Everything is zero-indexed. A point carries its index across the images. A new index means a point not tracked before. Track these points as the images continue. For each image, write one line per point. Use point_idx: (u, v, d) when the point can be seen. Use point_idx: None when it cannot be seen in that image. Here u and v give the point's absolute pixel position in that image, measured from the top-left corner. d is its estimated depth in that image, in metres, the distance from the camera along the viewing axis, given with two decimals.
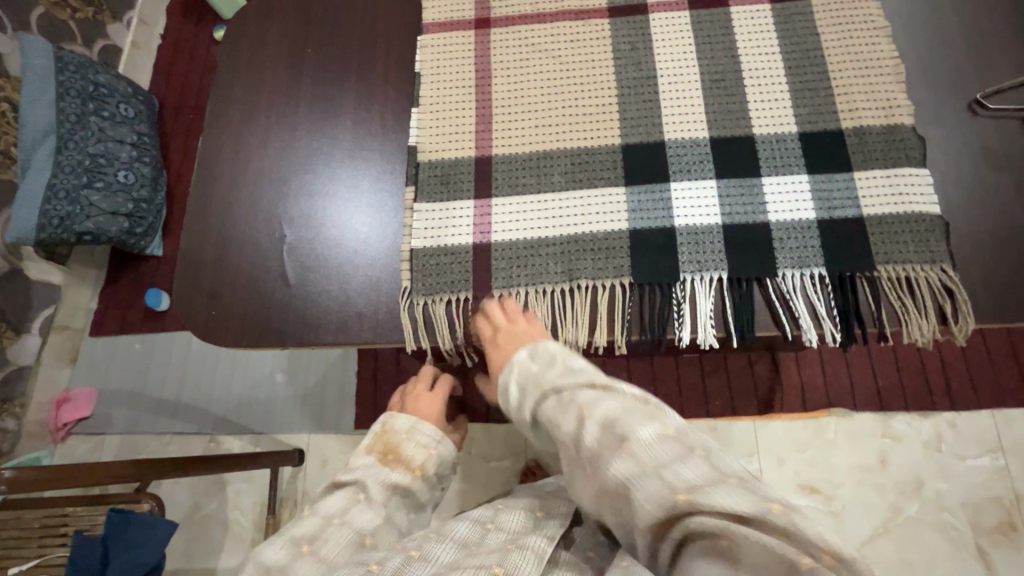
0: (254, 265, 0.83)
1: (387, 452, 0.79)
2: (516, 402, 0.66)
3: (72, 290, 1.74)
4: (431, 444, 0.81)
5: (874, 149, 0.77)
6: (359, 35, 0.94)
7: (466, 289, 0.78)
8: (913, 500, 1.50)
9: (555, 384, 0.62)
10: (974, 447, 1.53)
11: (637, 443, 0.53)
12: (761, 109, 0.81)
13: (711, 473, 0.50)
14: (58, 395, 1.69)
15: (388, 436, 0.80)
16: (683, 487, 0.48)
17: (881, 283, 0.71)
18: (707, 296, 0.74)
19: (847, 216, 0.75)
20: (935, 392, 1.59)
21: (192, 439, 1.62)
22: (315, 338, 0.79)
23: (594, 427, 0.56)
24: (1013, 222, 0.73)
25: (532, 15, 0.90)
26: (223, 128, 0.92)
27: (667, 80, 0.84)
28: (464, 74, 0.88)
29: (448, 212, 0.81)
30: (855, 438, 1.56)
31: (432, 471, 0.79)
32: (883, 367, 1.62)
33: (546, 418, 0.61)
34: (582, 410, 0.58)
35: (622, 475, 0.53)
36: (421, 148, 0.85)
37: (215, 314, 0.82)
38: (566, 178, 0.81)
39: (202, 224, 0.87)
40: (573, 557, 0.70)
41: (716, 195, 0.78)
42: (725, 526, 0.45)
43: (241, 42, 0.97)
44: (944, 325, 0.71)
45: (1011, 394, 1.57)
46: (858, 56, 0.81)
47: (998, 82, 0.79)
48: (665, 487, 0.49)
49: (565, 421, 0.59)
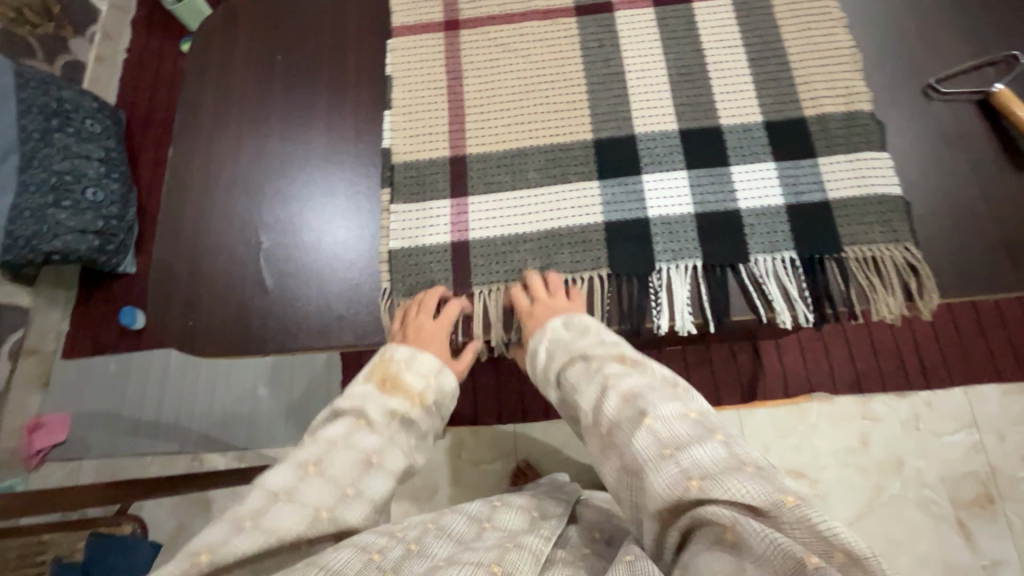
0: (229, 274, 0.82)
1: (386, 381, 0.75)
2: (542, 362, 0.75)
3: (43, 313, 1.69)
4: (431, 373, 0.75)
5: (837, 135, 0.79)
6: (328, 40, 0.93)
7: (446, 287, 0.79)
8: (894, 479, 1.54)
9: (583, 350, 0.72)
10: (949, 424, 1.58)
11: (657, 417, 0.62)
12: (728, 100, 0.83)
13: (724, 455, 0.57)
14: (30, 421, 1.64)
15: (386, 365, 0.75)
16: (698, 474, 0.55)
17: (849, 264, 0.74)
18: (683, 284, 0.75)
19: (814, 200, 0.77)
20: (910, 372, 1.64)
21: (174, 458, 1.58)
22: (295, 344, 0.78)
23: (616, 397, 0.66)
24: (971, 199, 0.76)
25: (500, 14, 0.90)
26: (194, 137, 0.91)
27: (635, 75, 0.85)
28: (435, 75, 0.88)
29: (426, 212, 0.82)
30: (837, 421, 1.60)
31: (432, 400, 0.76)
32: (859, 350, 1.66)
33: (571, 379, 0.71)
34: (605, 379, 0.68)
35: (641, 453, 0.61)
36: (394, 150, 0.85)
37: (191, 324, 0.81)
38: (540, 174, 0.82)
39: (175, 235, 0.86)
40: (569, 554, 0.71)
41: (688, 185, 0.79)
42: (734, 516, 0.51)
43: (209, 50, 0.96)
44: (910, 302, 0.73)
45: (983, 371, 1.62)
46: (817, 46, 0.83)
47: (951, 65, 0.82)
48: (677, 470, 0.57)
49: (588, 389, 0.69)
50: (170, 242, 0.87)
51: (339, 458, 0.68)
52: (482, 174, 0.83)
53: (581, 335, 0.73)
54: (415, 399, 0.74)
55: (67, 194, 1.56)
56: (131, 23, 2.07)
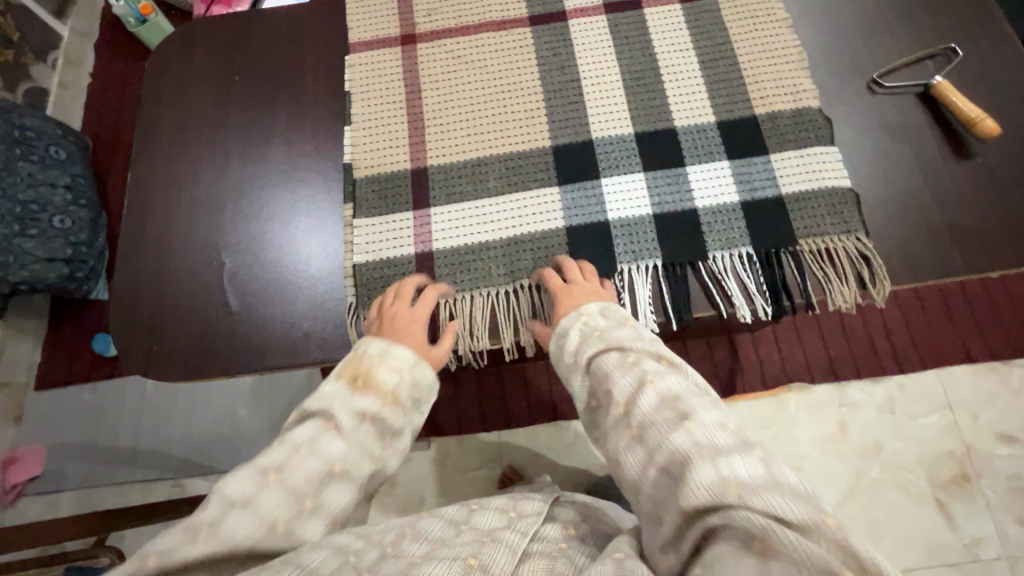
0: (194, 295, 0.82)
1: (356, 376, 0.69)
2: (573, 347, 0.70)
3: (13, 344, 1.65)
4: (406, 367, 0.71)
5: (786, 132, 0.83)
6: (287, 57, 0.94)
7: None
8: (874, 463, 1.57)
9: (621, 342, 0.67)
10: (924, 406, 1.61)
11: (696, 422, 0.57)
12: (680, 103, 0.86)
13: (766, 474, 0.51)
14: (3, 456, 1.60)
15: (359, 358, 0.70)
16: (735, 481, 0.50)
17: (803, 256, 0.77)
18: (645, 284, 0.78)
19: (767, 196, 0.80)
20: (883, 357, 1.67)
21: (154, 485, 1.55)
22: (262, 363, 0.78)
23: (652, 393, 0.61)
24: (915, 187, 0.79)
25: (457, 28, 0.94)
26: (153, 160, 0.90)
27: (590, 82, 0.89)
28: (395, 90, 0.91)
29: (392, 225, 0.84)
30: (815, 410, 1.63)
31: (405, 397, 0.70)
32: (833, 337, 1.70)
33: (606, 369, 0.65)
34: (643, 374, 0.63)
35: (672, 447, 0.56)
36: (357, 165, 0.87)
37: (157, 349, 0.80)
38: (500, 183, 0.85)
39: (138, 259, 0.85)
40: (546, 547, 0.73)
41: (646, 188, 0.82)
42: (764, 522, 0.47)
43: (166, 71, 0.96)
44: (864, 291, 0.76)
45: (953, 352, 1.66)
46: (763, 48, 0.87)
47: (891, 61, 0.85)
48: (701, 464, 0.53)
49: (621, 380, 0.64)
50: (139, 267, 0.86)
51: (314, 446, 0.62)
52: (445, 186, 0.85)
53: (618, 326, 0.70)
54: (387, 399, 0.69)
55: (35, 222, 1.54)
56: (93, 47, 2.05)
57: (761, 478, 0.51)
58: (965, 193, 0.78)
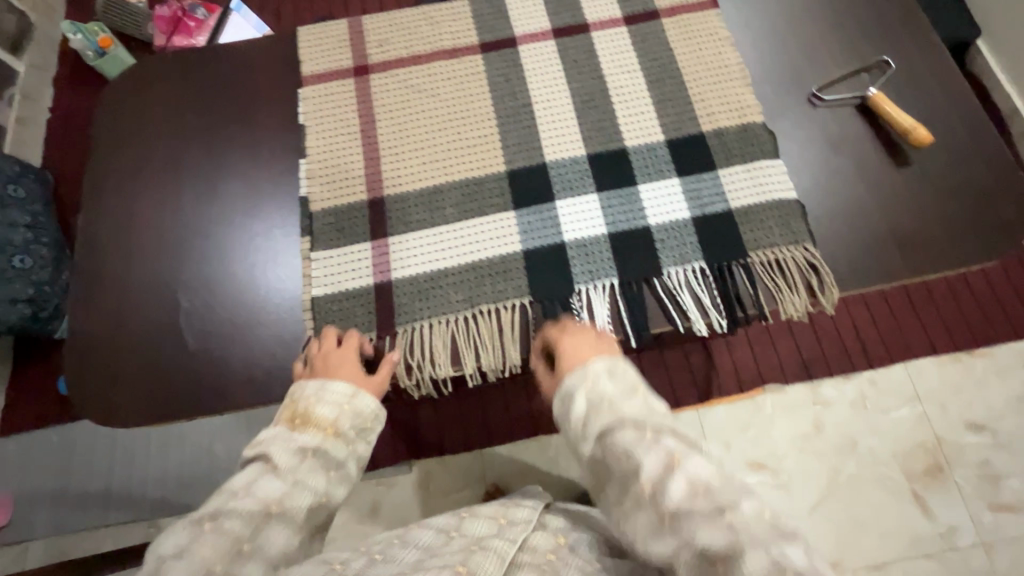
0: (151, 338, 0.82)
1: (296, 418, 0.71)
2: (581, 423, 0.69)
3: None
4: (345, 399, 0.73)
5: (734, 147, 0.86)
6: (241, 92, 0.95)
7: (371, 331, 0.82)
8: (850, 459, 1.60)
9: (634, 417, 0.66)
10: (894, 400, 1.65)
11: (736, 515, 0.58)
12: (631, 123, 0.90)
13: (808, 560, 0.55)
14: None
15: (296, 402, 0.72)
16: (790, 569, 0.54)
17: (755, 268, 0.80)
18: (603, 302, 0.80)
19: (717, 210, 0.83)
20: (853, 354, 1.71)
21: (129, 527, 1.52)
22: (223, 403, 0.78)
23: (682, 481, 0.60)
24: (857, 198, 0.82)
25: (407, 58, 0.97)
26: (107, 201, 0.90)
27: (541, 106, 0.92)
28: (349, 120, 0.93)
29: (349, 257, 0.85)
30: (790, 410, 1.65)
31: (348, 427, 0.73)
32: (804, 338, 1.73)
33: (624, 446, 0.64)
34: (672, 457, 0.62)
35: (698, 523, 0.58)
36: (312, 199, 0.87)
37: (115, 396, 0.79)
38: (457, 210, 0.87)
39: (94, 304, 0.84)
40: (534, 559, 0.75)
41: (600, 207, 0.85)
42: None
43: (119, 110, 0.96)
44: (814, 298, 0.79)
45: (920, 345, 1.70)
46: (707, 68, 0.91)
47: (829, 75, 0.89)
48: (765, 556, 0.55)
49: (648, 458, 0.63)
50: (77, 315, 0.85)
51: (258, 485, 0.65)
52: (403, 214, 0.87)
53: (628, 396, 0.68)
54: (327, 432, 0.71)
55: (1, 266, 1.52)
56: (52, 82, 2.02)
57: (811, 569, 0.55)
58: (903, 201, 0.81)
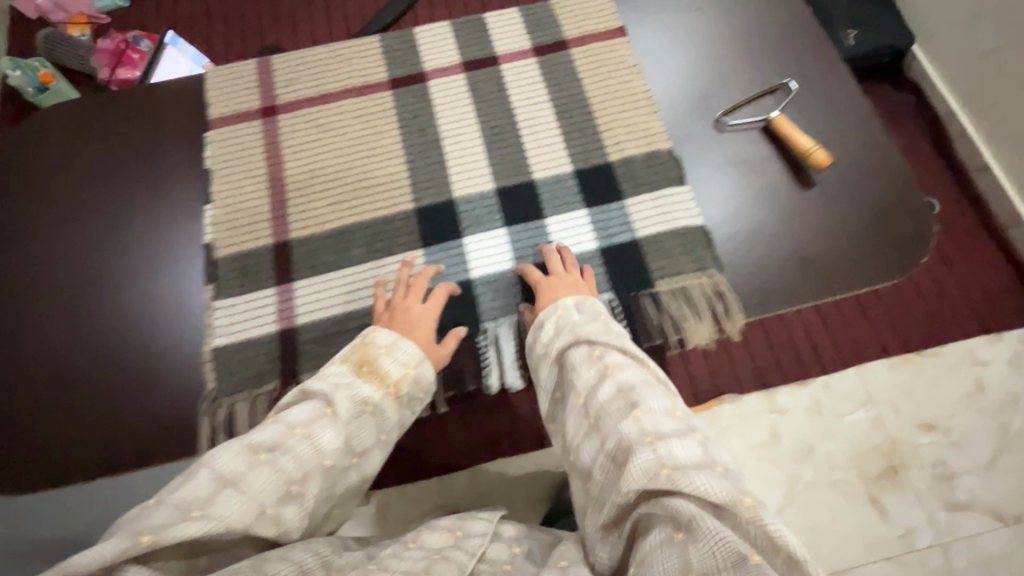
0: (64, 398, 1.04)
1: (363, 363, 0.95)
2: (548, 337, 0.96)
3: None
4: (410, 361, 0.97)
5: (638, 171, 1.16)
6: (153, 174, 1.23)
7: (272, 380, 1.07)
8: (807, 464, 1.61)
9: (590, 337, 0.91)
10: (848, 404, 1.66)
11: (653, 427, 0.77)
12: (545, 151, 1.22)
13: (702, 458, 0.73)
14: None
15: (366, 349, 0.97)
16: (670, 464, 0.71)
17: (664, 296, 1.07)
18: (508, 338, 1.07)
19: (624, 239, 1.12)
20: (807, 362, 1.73)
21: None
22: (125, 446, 1.00)
23: (612, 385, 0.84)
24: (748, 232, 1.08)
25: (316, 99, 1.30)
26: (38, 277, 1.15)
27: (450, 138, 1.24)
28: (254, 169, 1.24)
29: (257, 312, 1.12)
30: (748, 419, 1.66)
31: (404, 392, 0.95)
32: (757, 348, 1.75)
33: (575, 360, 0.89)
34: (606, 368, 0.86)
35: (627, 437, 0.77)
36: (217, 244, 1.17)
37: (41, 449, 1.01)
38: (361, 252, 1.16)
39: (20, 369, 1.07)
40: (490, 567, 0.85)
41: (507, 244, 1.15)
42: (696, 515, 0.66)
43: (59, 191, 1.22)
44: (721, 326, 1.03)
45: (871, 349, 1.72)
46: (611, 98, 1.23)
47: (733, 101, 1.17)
48: (654, 457, 0.72)
49: (588, 370, 0.88)
50: (30, 352, 1.08)
51: (316, 425, 0.85)
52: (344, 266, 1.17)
53: (592, 322, 0.95)
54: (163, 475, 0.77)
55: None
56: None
57: (695, 462, 0.72)
58: (784, 230, 1.06)
